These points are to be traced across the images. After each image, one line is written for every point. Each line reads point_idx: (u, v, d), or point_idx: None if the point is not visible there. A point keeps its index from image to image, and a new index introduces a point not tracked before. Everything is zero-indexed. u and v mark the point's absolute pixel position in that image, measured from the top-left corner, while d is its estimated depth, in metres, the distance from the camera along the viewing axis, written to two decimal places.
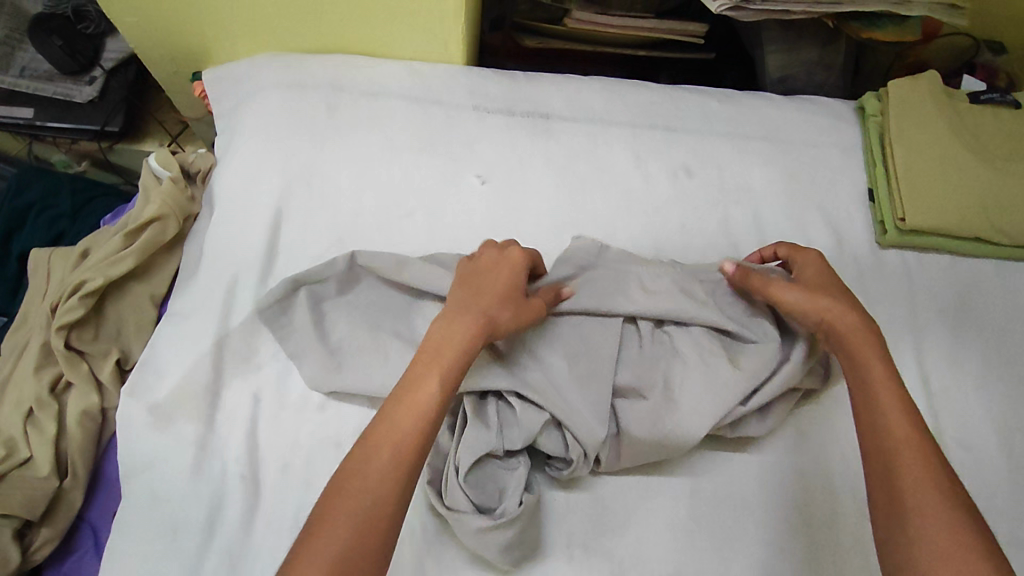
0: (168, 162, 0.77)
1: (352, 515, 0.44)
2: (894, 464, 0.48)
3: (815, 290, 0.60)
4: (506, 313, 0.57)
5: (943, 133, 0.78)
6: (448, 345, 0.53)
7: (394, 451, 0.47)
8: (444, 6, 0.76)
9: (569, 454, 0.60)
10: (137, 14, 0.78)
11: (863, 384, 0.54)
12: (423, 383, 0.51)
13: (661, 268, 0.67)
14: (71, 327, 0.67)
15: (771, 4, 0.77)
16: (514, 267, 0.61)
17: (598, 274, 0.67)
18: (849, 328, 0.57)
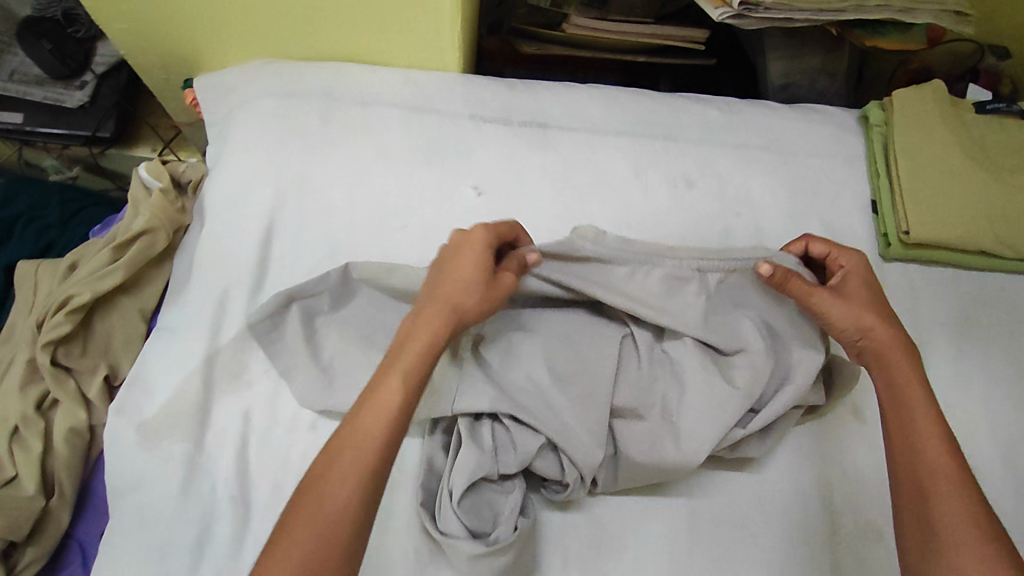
0: (158, 172, 0.76)
1: (314, 522, 0.44)
2: (930, 486, 0.49)
3: (861, 303, 0.58)
4: (473, 299, 0.55)
5: (949, 144, 0.76)
6: (413, 341, 0.52)
7: (357, 456, 0.47)
8: (440, 13, 0.75)
9: (566, 477, 0.59)
10: (127, 21, 0.77)
11: (897, 399, 0.55)
12: (386, 383, 0.50)
13: (662, 264, 0.64)
14: (58, 342, 0.66)
15: (774, 12, 0.75)
16: (479, 244, 0.57)
17: (596, 269, 0.64)
18: (888, 341, 0.57)
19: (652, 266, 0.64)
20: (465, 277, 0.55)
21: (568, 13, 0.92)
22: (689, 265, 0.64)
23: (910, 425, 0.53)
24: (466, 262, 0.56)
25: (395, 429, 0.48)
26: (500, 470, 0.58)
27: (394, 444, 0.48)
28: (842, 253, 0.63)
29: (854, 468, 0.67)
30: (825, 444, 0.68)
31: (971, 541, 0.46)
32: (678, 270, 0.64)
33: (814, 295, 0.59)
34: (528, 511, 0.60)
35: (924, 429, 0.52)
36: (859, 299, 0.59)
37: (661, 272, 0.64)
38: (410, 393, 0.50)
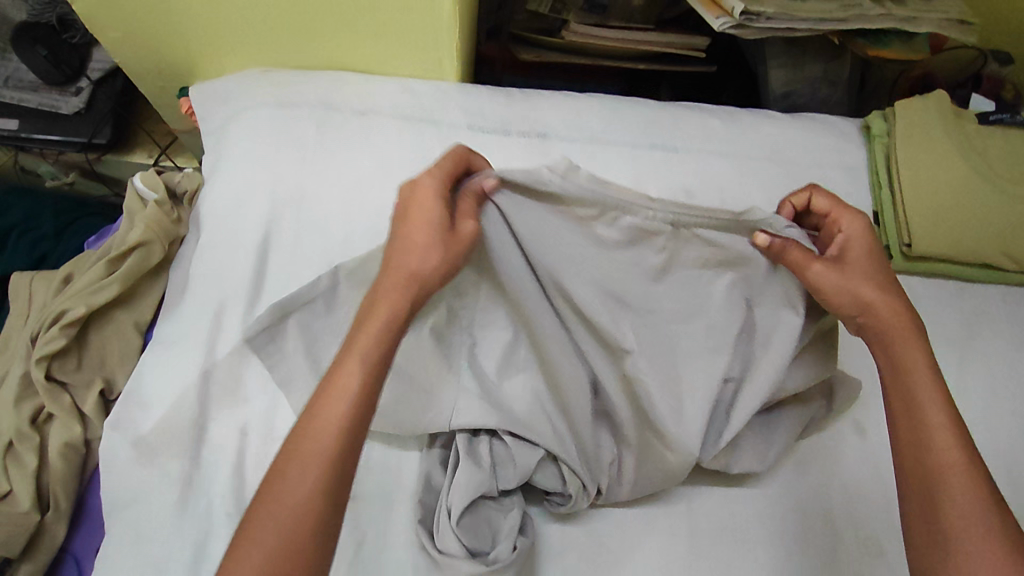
0: (154, 183, 0.75)
1: (275, 522, 0.41)
2: (939, 478, 0.47)
3: (857, 274, 0.55)
4: (433, 261, 0.52)
5: (953, 155, 0.76)
6: (371, 317, 0.50)
7: (315, 445, 0.44)
8: (439, 23, 0.74)
9: (568, 487, 0.59)
10: (122, 30, 0.76)
11: (902, 386, 0.52)
12: (344, 366, 0.47)
13: (635, 212, 0.56)
14: (53, 357, 0.65)
15: (775, 22, 0.75)
16: (430, 196, 0.53)
17: (561, 212, 0.57)
18: (889, 318, 0.54)
19: (621, 213, 0.56)
20: (421, 237, 0.52)
21: (568, 19, 0.91)
22: (665, 215, 0.56)
23: (916, 414, 0.50)
24: (417, 218, 0.53)
25: (358, 412, 0.46)
26: (499, 486, 0.59)
27: (360, 429, 0.46)
28: (845, 215, 0.59)
29: (855, 483, 0.67)
30: (826, 459, 0.67)
31: (984, 535, 0.44)
32: (651, 221, 0.57)
33: (809, 266, 0.55)
34: (528, 526, 0.60)
35: (933, 416, 0.50)
36: (857, 269, 0.55)
37: (630, 222, 0.57)
38: (371, 372, 0.47)
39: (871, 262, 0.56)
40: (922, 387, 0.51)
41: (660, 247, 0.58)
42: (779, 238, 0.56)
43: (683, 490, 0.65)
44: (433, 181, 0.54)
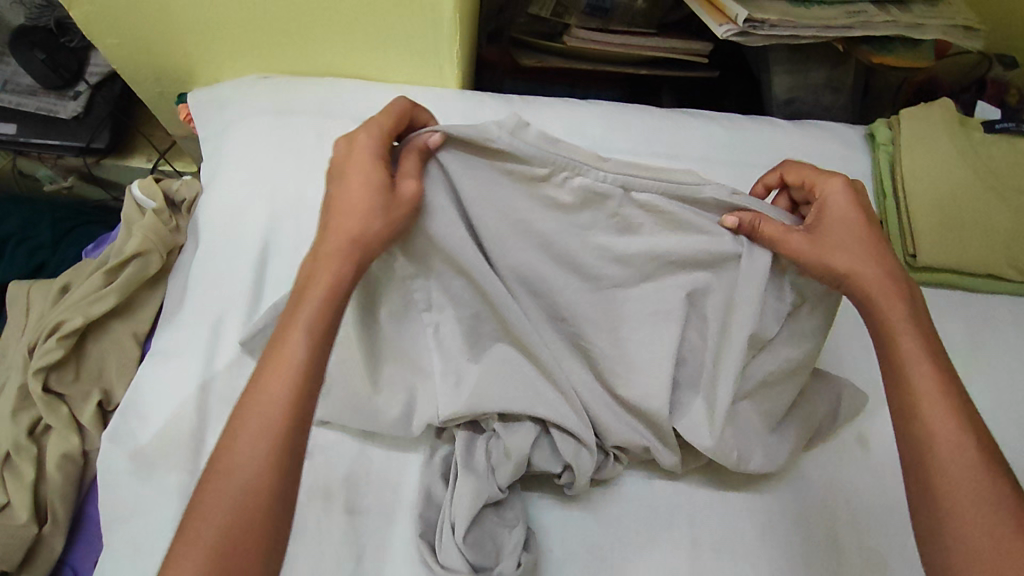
0: (152, 191, 0.75)
1: (228, 492, 0.42)
2: (927, 443, 0.48)
3: (830, 240, 0.57)
4: (378, 223, 0.53)
5: (957, 164, 0.75)
6: (315, 284, 0.51)
7: (262, 406, 0.45)
8: (438, 30, 0.73)
9: (567, 460, 0.59)
10: (119, 36, 0.75)
11: (893, 359, 0.53)
12: (289, 333, 0.49)
13: (586, 172, 0.57)
14: (50, 368, 0.65)
15: (779, 30, 0.74)
16: (369, 159, 0.55)
17: (512, 171, 0.58)
18: (873, 285, 0.55)
19: (573, 172, 0.57)
20: (361, 201, 0.53)
21: (569, 23, 0.91)
22: (615, 177, 0.57)
23: (908, 386, 0.51)
24: (355, 183, 0.54)
25: (307, 376, 0.47)
26: (498, 486, 0.59)
27: (310, 392, 0.47)
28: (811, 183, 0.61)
29: (858, 496, 0.66)
30: (829, 472, 0.67)
31: (975, 499, 0.45)
32: (603, 182, 0.57)
33: (788, 238, 0.56)
34: (531, 542, 0.60)
35: (921, 383, 0.51)
36: (839, 234, 0.57)
37: (581, 182, 0.57)
38: (316, 336, 0.49)
39: (852, 221, 0.57)
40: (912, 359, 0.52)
41: (612, 211, 0.59)
42: (750, 212, 0.58)
43: (683, 502, 0.64)
44: (370, 143, 0.55)
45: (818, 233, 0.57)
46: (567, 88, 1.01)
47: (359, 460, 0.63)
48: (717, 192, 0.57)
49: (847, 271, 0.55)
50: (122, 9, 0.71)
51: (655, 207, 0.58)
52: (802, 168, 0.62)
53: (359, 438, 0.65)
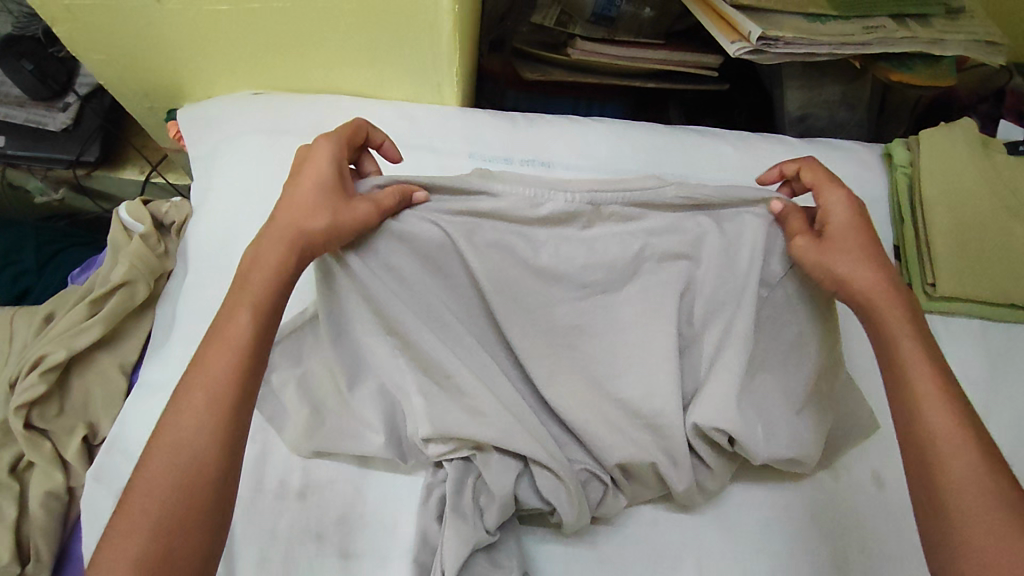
0: (140, 214, 0.73)
1: (170, 469, 0.43)
2: (927, 439, 0.47)
3: (841, 248, 0.55)
4: (322, 223, 0.53)
5: (978, 188, 0.73)
6: (257, 273, 0.52)
7: (208, 389, 0.46)
8: (436, 50, 0.70)
9: (553, 503, 0.56)
10: (104, 52, 0.72)
11: (889, 354, 0.51)
12: (233, 316, 0.50)
13: (555, 197, 0.59)
14: (32, 404, 0.62)
15: (794, 47, 0.71)
16: (325, 163, 0.56)
17: (468, 204, 0.59)
18: (870, 284, 0.54)
19: (542, 198, 0.58)
20: (309, 200, 0.54)
21: (574, 33, 0.87)
22: (583, 196, 0.59)
23: (908, 379, 0.49)
24: (309, 183, 0.55)
25: (250, 361, 0.48)
26: (486, 528, 0.55)
27: (253, 376, 0.48)
28: (826, 189, 0.59)
29: (876, 540, 0.62)
30: (848, 515, 0.63)
31: (976, 492, 0.44)
32: (571, 203, 0.59)
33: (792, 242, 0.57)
34: None
35: (919, 379, 0.49)
36: (844, 243, 0.56)
37: (550, 207, 0.58)
38: (260, 321, 0.50)
39: (856, 233, 0.56)
40: (911, 362, 0.50)
41: (585, 225, 0.60)
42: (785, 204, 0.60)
43: (696, 546, 0.60)
44: (330, 150, 0.56)
45: (830, 238, 0.56)
46: (571, 99, 0.98)
47: (353, 500, 0.60)
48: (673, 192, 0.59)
49: (848, 277, 0.54)
50: (106, 26, 0.68)
51: (631, 214, 0.60)
52: (816, 173, 0.61)
53: (355, 464, 0.61)
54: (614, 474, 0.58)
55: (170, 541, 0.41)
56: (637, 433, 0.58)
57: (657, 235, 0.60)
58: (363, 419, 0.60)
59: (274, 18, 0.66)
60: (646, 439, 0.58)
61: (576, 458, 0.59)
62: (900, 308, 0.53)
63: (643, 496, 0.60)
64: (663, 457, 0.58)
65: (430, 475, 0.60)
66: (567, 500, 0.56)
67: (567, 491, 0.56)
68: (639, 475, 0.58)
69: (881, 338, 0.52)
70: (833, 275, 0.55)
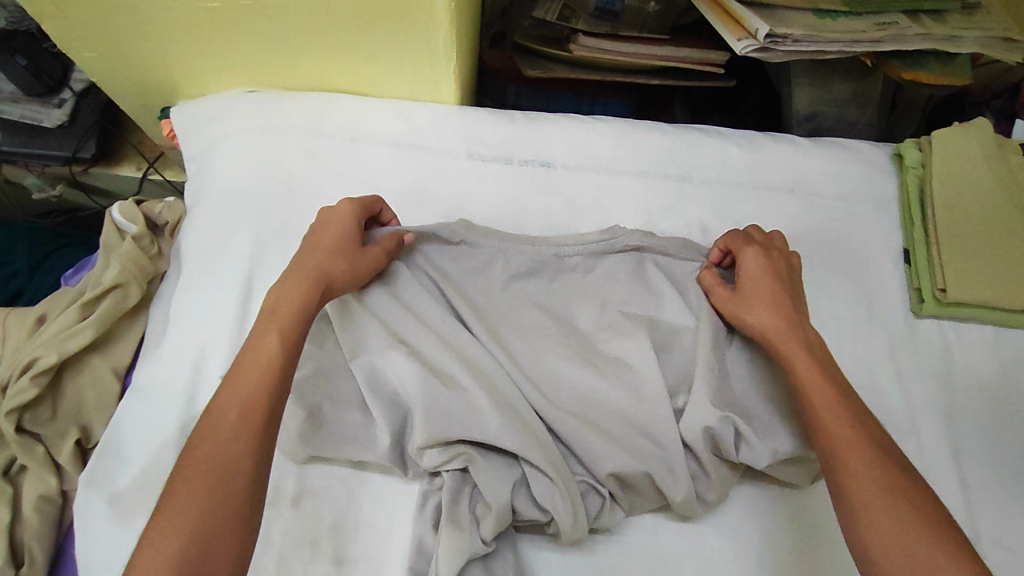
0: (132, 213, 0.72)
1: (204, 481, 0.42)
2: (832, 453, 0.47)
3: (751, 300, 0.59)
4: (341, 265, 0.57)
5: (992, 191, 0.71)
6: (284, 303, 0.53)
7: (242, 406, 0.46)
8: (433, 48, 0.69)
9: (550, 512, 0.54)
10: (95, 49, 0.71)
11: (792, 378, 0.53)
12: (263, 340, 0.50)
13: (525, 250, 0.64)
14: (24, 408, 0.61)
15: (803, 44, 0.68)
16: (345, 219, 0.60)
17: (454, 249, 0.64)
18: (776, 325, 0.57)
19: (509, 254, 0.64)
20: (328, 248, 0.57)
21: (576, 28, 0.85)
22: (547, 249, 0.64)
23: (806, 395, 0.51)
24: (332, 235, 0.59)
25: (282, 377, 0.49)
26: (483, 539, 0.53)
27: (282, 396, 0.48)
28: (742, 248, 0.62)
29: None
30: None
31: (875, 488, 0.44)
32: (537, 256, 0.64)
33: (711, 292, 0.62)
34: None
35: (820, 401, 0.50)
36: (755, 294, 0.59)
37: (518, 261, 0.64)
38: (290, 342, 0.50)
39: (768, 284, 0.59)
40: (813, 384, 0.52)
41: (551, 276, 0.64)
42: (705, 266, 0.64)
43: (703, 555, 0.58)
44: (349, 207, 0.61)
45: (742, 287, 0.60)
46: (573, 95, 0.95)
47: (348, 504, 0.58)
48: (630, 240, 0.64)
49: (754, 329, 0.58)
50: (95, 24, 0.66)
51: (593, 262, 0.65)
52: (744, 232, 0.65)
53: (348, 469, 0.59)
54: (610, 486, 0.56)
55: (205, 551, 0.40)
56: (635, 442, 0.57)
57: (623, 273, 0.64)
58: (367, 427, 0.58)
59: (268, 16, 0.65)
60: (641, 445, 0.57)
61: (575, 470, 0.57)
62: (794, 336, 0.56)
63: (645, 506, 0.58)
64: (659, 467, 0.56)
65: (426, 484, 0.57)
66: (564, 507, 0.54)
67: (564, 498, 0.54)
68: (638, 485, 0.57)
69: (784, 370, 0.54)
70: (743, 324, 0.59)
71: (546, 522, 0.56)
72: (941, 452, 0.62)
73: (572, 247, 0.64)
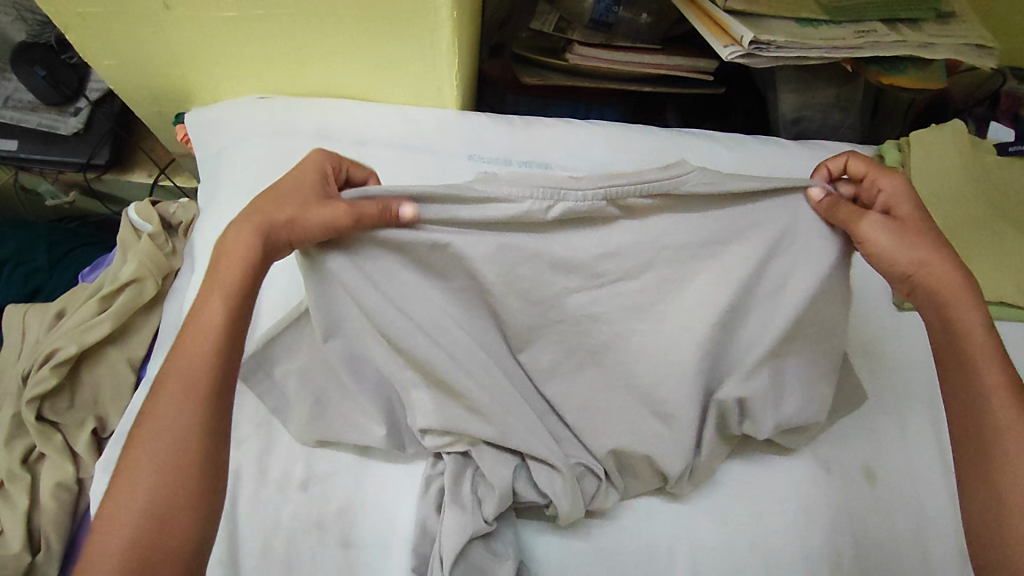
0: (148, 214, 0.75)
1: (151, 460, 0.45)
2: (994, 441, 0.50)
3: (911, 231, 0.56)
4: (288, 216, 0.53)
5: (966, 190, 0.75)
6: (227, 259, 0.52)
7: (184, 382, 0.47)
8: (437, 56, 0.72)
9: (549, 496, 0.57)
10: (115, 58, 0.75)
11: (952, 342, 0.54)
12: (206, 307, 0.51)
13: (567, 198, 0.55)
14: (44, 397, 0.64)
15: (785, 51, 0.72)
16: (310, 170, 0.58)
17: (472, 206, 0.55)
18: (946, 275, 0.55)
19: (553, 200, 0.54)
20: (285, 197, 0.54)
21: (572, 38, 0.89)
22: (597, 192, 0.55)
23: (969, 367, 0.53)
24: (290, 185, 0.56)
25: (226, 349, 0.50)
26: (485, 518, 0.56)
27: (227, 366, 0.49)
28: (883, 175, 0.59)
29: (866, 533, 0.62)
30: (839, 507, 0.63)
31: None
32: (583, 202, 0.55)
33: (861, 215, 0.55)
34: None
35: (989, 376, 0.52)
36: (913, 224, 0.57)
37: (561, 209, 0.55)
38: (231, 310, 0.51)
39: (921, 215, 0.57)
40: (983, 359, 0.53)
41: (599, 222, 0.57)
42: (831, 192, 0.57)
43: (695, 536, 0.61)
44: (319, 160, 0.59)
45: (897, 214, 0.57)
46: (570, 101, 0.99)
47: (353, 491, 0.60)
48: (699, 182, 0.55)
49: (926, 263, 0.55)
50: (118, 32, 0.70)
51: (647, 205, 0.57)
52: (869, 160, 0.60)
53: (355, 455, 0.61)
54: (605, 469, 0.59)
55: (160, 529, 0.43)
56: (629, 428, 0.60)
57: None
58: (366, 413, 0.60)
59: (280, 25, 0.69)
60: (634, 431, 0.60)
61: (573, 453, 0.60)
62: (973, 306, 0.54)
63: (639, 491, 0.61)
64: (651, 452, 0.59)
65: (429, 468, 0.60)
66: (564, 491, 0.57)
67: (561, 479, 0.57)
68: (632, 467, 0.60)
69: (948, 333, 0.54)
70: (909, 253, 0.56)
71: (545, 502, 0.58)
72: (909, 437, 0.67)
73: (624, 189, 0.55)
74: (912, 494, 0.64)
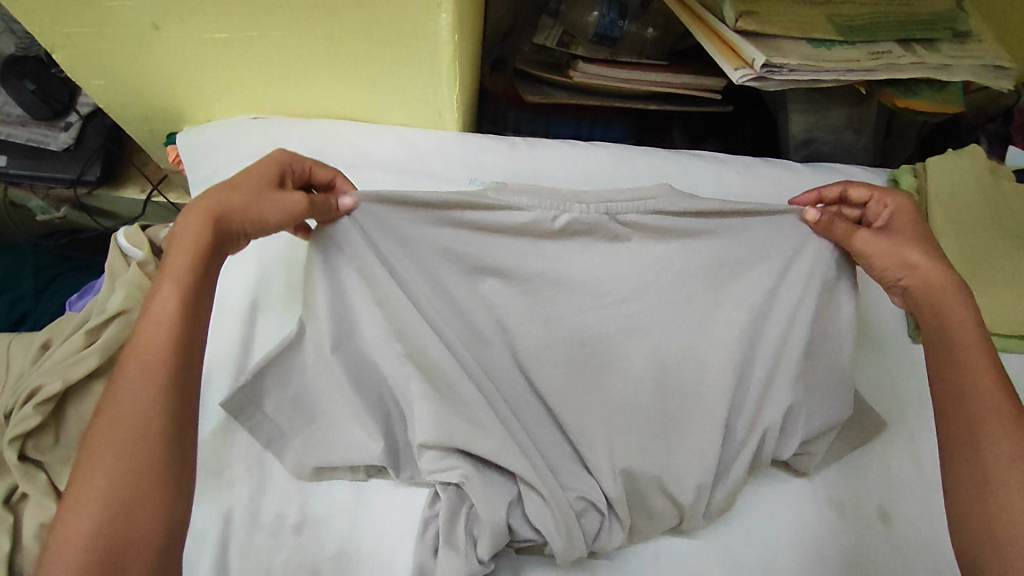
0: (138, 240, 0.73)
1: (108, 444, 0.42)
2: (984, 434, 0.50)
3: (909, 236, 0.59)
4: (240, 199, 0.52)
5: (984, 218, 0.73)
6: (182, 243, 0.50)
7: (141, 365, 0.45)
8: (437, 77, 0.70)
9: (543, 534, 0.55)
10: (105, 78, 0.72)
11: (951, 340, 0.55)
12: (162, 291, 0.48)
13: (570, 208, 0.58)
14: (27, 435, 0.62)
15: (800, 74, 0.70)
16: (271, 163, 0.57)
17: (477, 201, 0.57)
18: (943, 282, 0.57)
19: (557, 212, 0.58)
20: (243, 183, 0.54)
21: (575, 53, 0.85)
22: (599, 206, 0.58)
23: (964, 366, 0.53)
24: (251, 173, 0.55)
25: (184, 331, 0.47)
26: (479, 558, 0.54)
27: (185, 349, 0.47)
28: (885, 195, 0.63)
29: None
30: (853, 550, 0.60)
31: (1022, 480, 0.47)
32: (589, 215, 0.58)
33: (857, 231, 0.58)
34: None
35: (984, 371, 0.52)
36: (908, 229, 0.60)
37: (566, 219, 0.58)
38: (186, 294, 0.48)
39: (917, 226, 0.60)
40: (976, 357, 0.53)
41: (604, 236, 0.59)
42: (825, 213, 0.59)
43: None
44: (279, 154, 0.57)
45: (895, 225, 0.60)
46: (573, 119, 0.96)
47: (348, 535, 0.57)
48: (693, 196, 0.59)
49: (921, 266, 0.58)
50: (108, 52, 0.68)
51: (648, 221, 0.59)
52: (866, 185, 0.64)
53: (351, 492, 0.59)
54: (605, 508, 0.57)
55: (118, 515, 0.40)
56: (636, 470, 0.58)
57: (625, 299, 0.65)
58: (358, 440, 0.57)
59: (275, 45, 0.66)
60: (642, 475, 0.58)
61: (572, 487, 0.57)
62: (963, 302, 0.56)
63: (646, 533, 0.58)
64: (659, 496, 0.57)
65: (428, 509, 0.57)
66: (554, 527, 0.54)
67: (564, 523, 0.54)
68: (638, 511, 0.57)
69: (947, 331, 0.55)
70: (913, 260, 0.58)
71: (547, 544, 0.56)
72: (926, 476, 0.64)
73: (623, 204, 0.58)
74: (928, 535, 0.62)
